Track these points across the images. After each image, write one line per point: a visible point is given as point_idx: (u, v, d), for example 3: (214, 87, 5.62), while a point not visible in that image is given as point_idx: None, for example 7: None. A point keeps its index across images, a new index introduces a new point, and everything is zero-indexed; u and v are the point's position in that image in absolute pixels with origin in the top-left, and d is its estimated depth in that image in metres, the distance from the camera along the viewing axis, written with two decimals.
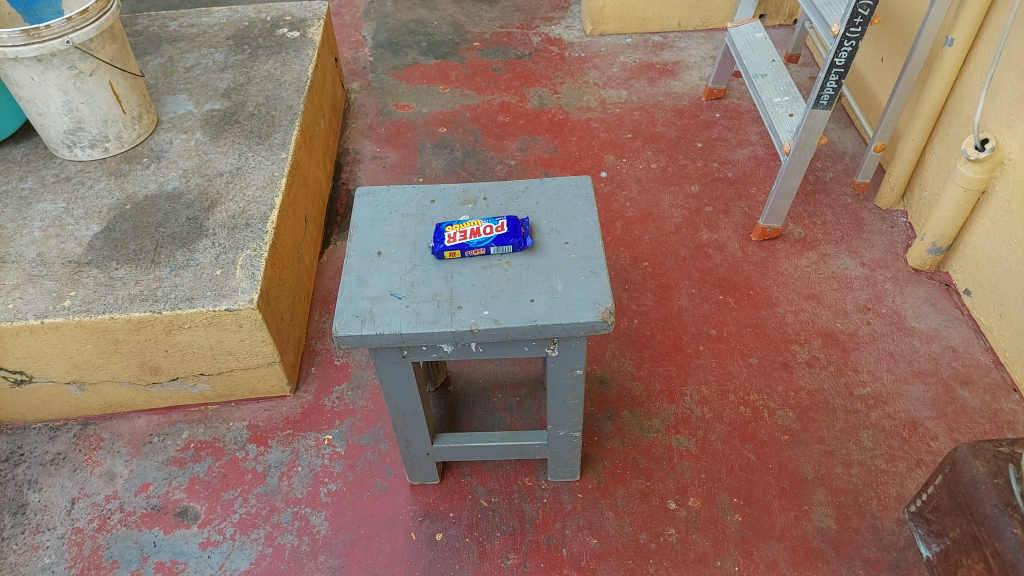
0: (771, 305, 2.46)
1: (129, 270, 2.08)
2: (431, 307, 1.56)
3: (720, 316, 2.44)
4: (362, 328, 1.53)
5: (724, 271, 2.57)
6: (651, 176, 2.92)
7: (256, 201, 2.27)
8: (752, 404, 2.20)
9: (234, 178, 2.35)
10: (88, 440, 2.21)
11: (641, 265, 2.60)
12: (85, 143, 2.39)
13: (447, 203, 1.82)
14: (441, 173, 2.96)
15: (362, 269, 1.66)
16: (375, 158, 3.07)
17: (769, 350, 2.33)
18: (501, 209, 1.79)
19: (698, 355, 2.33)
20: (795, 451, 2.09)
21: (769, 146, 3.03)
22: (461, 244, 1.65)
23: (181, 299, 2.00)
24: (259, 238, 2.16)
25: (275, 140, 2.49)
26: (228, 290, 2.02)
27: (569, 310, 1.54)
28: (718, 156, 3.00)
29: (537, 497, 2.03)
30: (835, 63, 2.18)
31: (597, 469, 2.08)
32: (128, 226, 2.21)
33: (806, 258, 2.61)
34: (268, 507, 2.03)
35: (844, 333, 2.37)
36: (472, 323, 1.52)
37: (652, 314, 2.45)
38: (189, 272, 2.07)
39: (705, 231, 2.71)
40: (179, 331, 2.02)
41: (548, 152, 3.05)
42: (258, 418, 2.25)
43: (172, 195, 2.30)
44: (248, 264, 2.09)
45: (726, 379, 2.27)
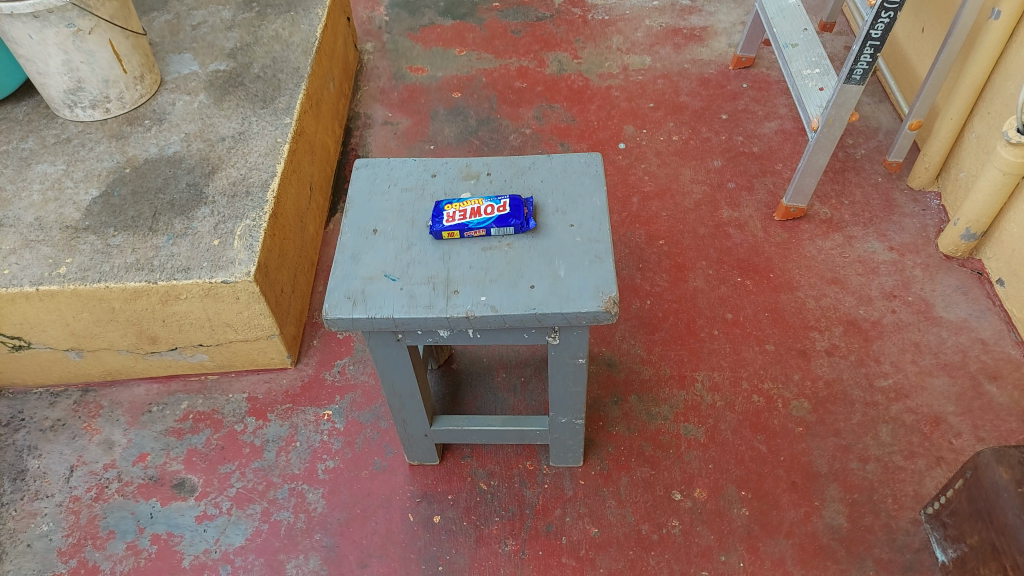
0: (792, 289, 2.35)
1: (127, 237, 2.02)
2: (426, 290, 1.50)
3: (736, 299, 2.33)
4: (354, 311, 1.46)
5: (743, 252, 2.46)
6: (672, 149, 2.80)
7: (257, 167, 2.20)
8: (766, 393, 2.12)
9: (236, 144, 2.27)
10: (88, 408, 2.19)
11: (656, 243, 2.50)
12: (86, 103, 2.32)
13: (449, 178, 1.71)
14: (454, 142, 2.89)
15: (357, 246, 1.58)
16: (386, 124, 2.98)
17: (787, 336, 2.24)
18: (504, 186, 1.68)
19: (711, 340, 2.24)
20: (808, 444, 2.01)
21: (798, 119, 2.88)
22: (460, 224, 1.57)
23: (178, 269, 1.94)
24: (259, 207, 2.09)
25: (279, 104, 2.40)
26: (226, 261, 1.96)
27: (570, 298, 1.46)
28: (744, 129, 2.86)
29: (537, 482, 1.97)
30: (871, 35, 2.04)
31: (601, 455, 2.02)
32: (127, 191, 2.15)
33: (832, 240, 2.48)
34: (265, 482, 2.01)
35: (867, 321, 2.26)
36: (468, 309, 1.45)
37: (666, 295, 2.36)
38: (186, 241, 2.01)
39: (726, 209, 2.59)
40: (176, 302, 1.97)
41: (565, 121, 2.94)
42: (258, 391, 2.21)
43: (172, 159, 2.24)
44: (247, 234, 2.02)
45: (740, 366, 2.18)
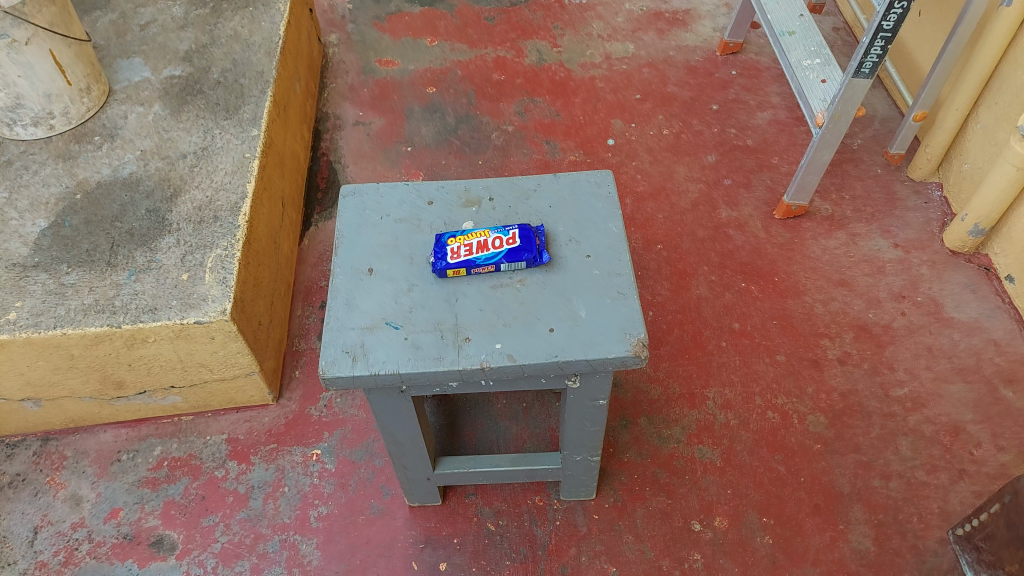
0: (799, 293, 2.25)
1: (82, 274, 1.83)
2: (433, 338, 1.34)
3: (742, 307, 2.22)
4: (354, 368, 1.31)
5: (745, 255, 2.35)
6: (664, 145, 2.67)
7: (225, 188, 2.00)
8: (780, 409, 2.02)
9: (199, 161, 2.07)
10: (50, 459, 2.01)
11: (655, 248, 2.37)
12: (27, 121, 2.08)
13: (446, 204, 1.55)
14: (432, 143, 2.72)
15: (351, 290, 1.42)
16: (358, 124, 2.79)
17: (798, 345, 2.14)
18: (509, 213, 1.52)
19: (720, 353, 2.13)
20: (829, 462, 1.92)
21: (792, 108, 2.76)
22: (466, 260, 1.41)
23: (143, 309, 1.75)
24: (230, 234, 1.90)
25: (244, 114, 2.19)
26: (196, 298, 1.77)
27: (594, 343, 1.32)
28: (736, 121, 2.74)
29: (549, 519, 1.85)
30: (882, 27, 1.91)
31: (613, 486, 1.90)
32: (79, 220, 1.94)
33: (835, 238, 2.38)
34: (252, 535, 1.86)
35: (878, 325, 2.17)
36: (482, 359, 1.31)
37: (669, 306, 2.24)
38: (150, 277, 1.82)
39: (725, 209, 2.47)
40: (143, 345, 1.78)
41: (549, 117, 2.79)
42: (238, 431, 2.05)
43: (128, 181, 2.03)
44: (218, 266, 1.83)
45: (752, 381, 2.07)
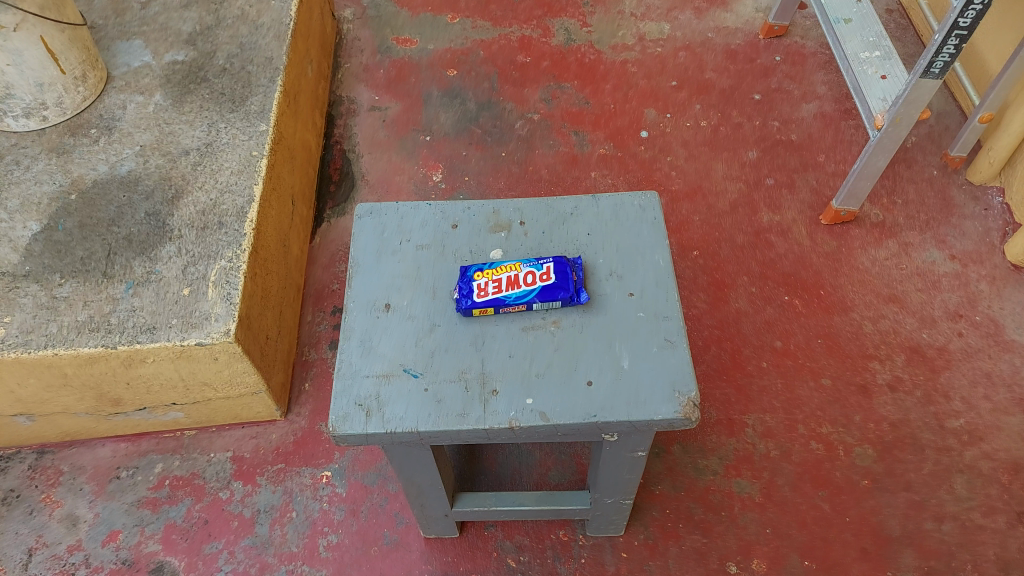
0: (846, 309, 2.09)
1: (76, 286, 1.68)
2: (457, 390, 1.20)
3: (785, 324, 2.07)
4: (367, 424, 1.17)
5: (789, 264, 2.18)
6: (701, 139, 2.48)
7: (230, 190, 1.84)
8: (825, 439, 1.88)
9: (203, 158, 1.91)
10: (46, 475, 1.90)
11: (690, 255, 2.21)
12: (18, 112, 1.93)
13: (473, 228, 1.39)
14: (452, 131, 2.54)
15: (366, 329, 1.27)
16: (373, 109, 2.61)
17: (844, 368, 1.99)
18: (543, 240, 1.36)
19: (761, 374, 1.98)
20: (877, 501, 1.79)
21: (840, 99, 2.56)
22: (494, 299, 1.26)
23: (141, 328, 1.62)
24: (236, 242, 1.75)
25: (251, 106, 2.02)
26: (199, 317, 1.63)
27: (638, 401, 1.18)
28: (779, 113, 2.53)
29: (574, 556, 1.74)
30: (958, 25, 1.70)
31: (644, 522, 1.78)
32: (73, 223, 1.79)
33: (886, 248, 2.20)
34: (258, 564, 1.75)
35: (932, 348, 2.01)
36: (511, 418, 1.17)
37: (705, 320, 2.08)
38: (149, 291, 1.67)
39: (766, 212, 2.29)
40: (141, 365, 1.65)
41: (577, 105, 2.60)
42: (244, 449, 1.93)
43: (126, 180, 1.87)
44: (222, 280, 1.69)
45: (794, 408, 1.93)
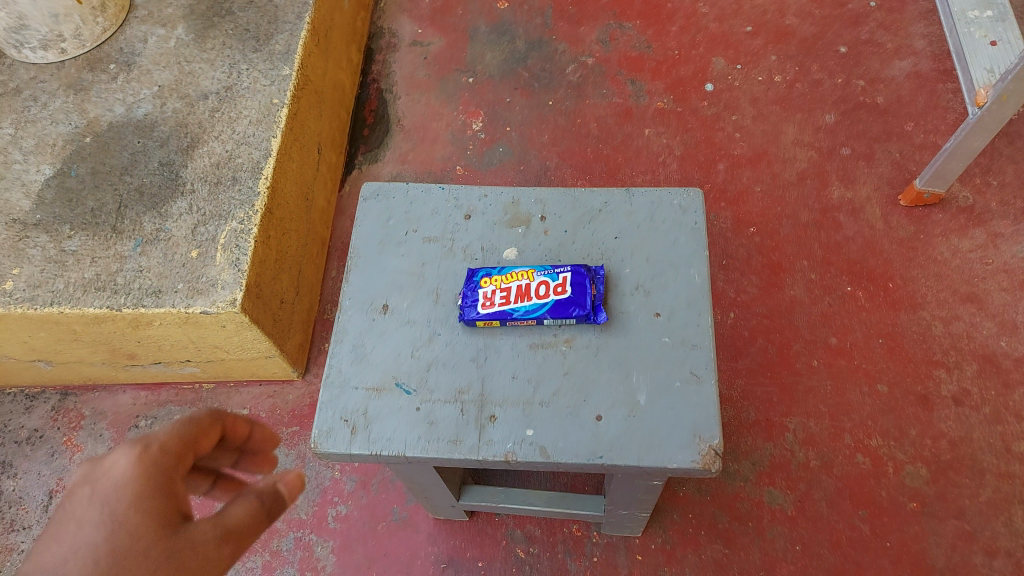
0: (914, 306, 1.88)
1: (85, 240, 1.61)
2: (451, 413, 1.10)
3: (843, 318, 1.88)
4: (351, 443, 1.08)
5: (856, 250, 1.96)
6: (773, 96, 2.22)
7: (247, 141, 1.72)
8: (873, 452, 1.72)
9: (221, 104, 1.78)
10: (68, 417, 1.88)
11: (745, 232, 2.02)
12: (35, 44, 1.85)
13: (489, 221, 1.27)
14: (497, 73, 2.34)
15: (361, 332, 1.18)
16: (415, 44, 2.43)
17: (904, 374, 1.80)
18: (563, 242, 1.23)
19: (809, 374, 1.82)
20: (922, 526, 1.63)
21: (939, 55, 2.22)
22: (500, 312, 1.13)
23: (146, 291, 1.54)
24: (248, 202, 1.64)
25: (276, 45, 1.87)
26: (205, 283, 1.54)
27: (651, 443, 1.05)
28: (866, 69, 2.24)
29: (586, 554, 1.65)
30: None
31: (664, 524, 1.68)
32: (86, 169, 1.71)
33: (971, 238, 1.95)
34: (267, 528, 1.72)
35: (1009, 358, 1.79)
36: (508, 450, 1.06)
37: (755, 308, 1.92)
38: (157, 250, 1.59)
39: (838, 187, 2.06)
40: (148, 327, 1.59)
41: (637, 48, 2.35)
42: (260, 408, 1.88)
43: (142, 124, 1.76)
44: (232, 243, 1.59)
45: (843, 414, 1.76)
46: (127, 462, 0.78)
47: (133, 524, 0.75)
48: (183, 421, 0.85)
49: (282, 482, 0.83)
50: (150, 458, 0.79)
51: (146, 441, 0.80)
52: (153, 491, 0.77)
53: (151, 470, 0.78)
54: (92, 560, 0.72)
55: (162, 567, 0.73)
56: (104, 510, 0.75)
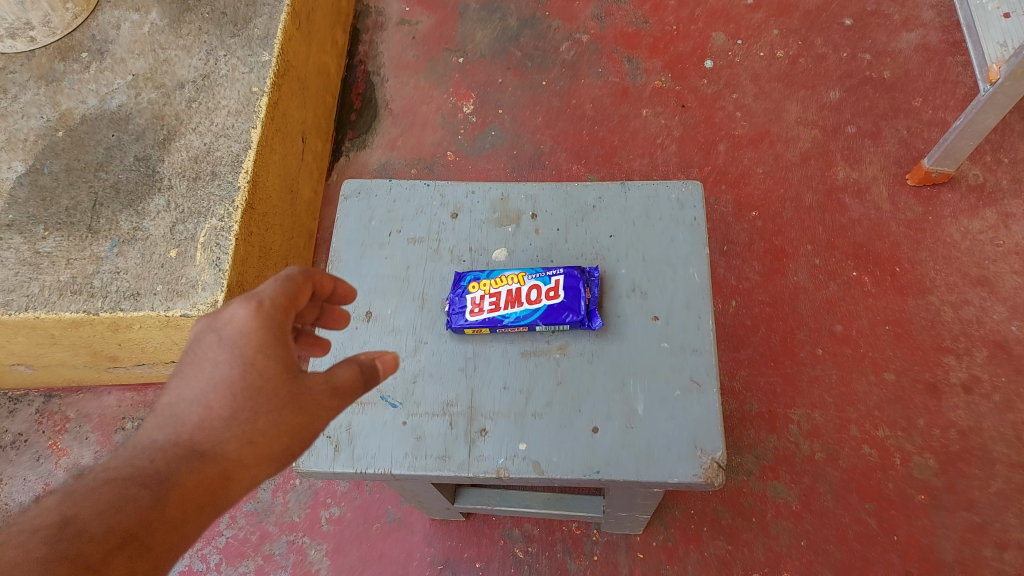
0: (923, 291, 1.81)
1: (59, 241, 1.54)
2: (439, 427, 1.05)
3: (849, 305, 1.82)
4: (335, 462, 1.04)
5: (862, 233, 1.89)
6: (775, 72, 2.13)
7: (226, 133, 1.65)
8: (880, 444, 1.67)
9: (199, 94, 1.71)
10: (52, 420, 1.84)
11: (747, 216, 1.95)
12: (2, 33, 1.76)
13: (477, 221, 1.22)
14: (488, 53, 2.25)
15: (343, 343, 1.13)
16: (403, 24, 2.34)
17: (912, 362, 1.74)
18: (555, 241, 1.18)
19: (814, 363, 1.76)
20: (931, 520, 1.58)
21: (949, 27, 2.13)
22: (490, 319, 1.08)
23: (125, 294, 1.49)
24: (228, 198, 1.57)
25: (254, 30, 1.79)
26: (185, 284, 1.49)
27: (650, 457, 1.00)
28: (872, 42, 2.15)
29: (586, 553, 1.61)
30: None
31: (665, 521, 1.64)
32: (59, 165, 1.63)
33: (982, 219, 1.88)
34: (259, 532, 1.69)
35: (1021, 344, 1.73)
36: (499, 466, 1.01)
37: (757, 295, 1.86)
38: (134, 250, 1.53)
39: (843, 167, 1.98)
40: (129, 330, 1.53)
41: (634, 24, 2.26)
42: None
43: (116, 117, 1.69)
44: (212, 242, 1.53)
45: (849, 405, 1.71)
46: (245, 317, 0.81)
47: (258, 371, 0.80)
48: (282, 275, 0.87)
49: (380, 359, 0.86)
50: (264, 313, 0.82)
51: (256, 297, 0.83)
52: (270, 343, 0.82)
53: (265, 325, 0.82)
54: (230, 392, 0.79)
55: (289, 403, 0.80)
56: (235, 353, 0.80)
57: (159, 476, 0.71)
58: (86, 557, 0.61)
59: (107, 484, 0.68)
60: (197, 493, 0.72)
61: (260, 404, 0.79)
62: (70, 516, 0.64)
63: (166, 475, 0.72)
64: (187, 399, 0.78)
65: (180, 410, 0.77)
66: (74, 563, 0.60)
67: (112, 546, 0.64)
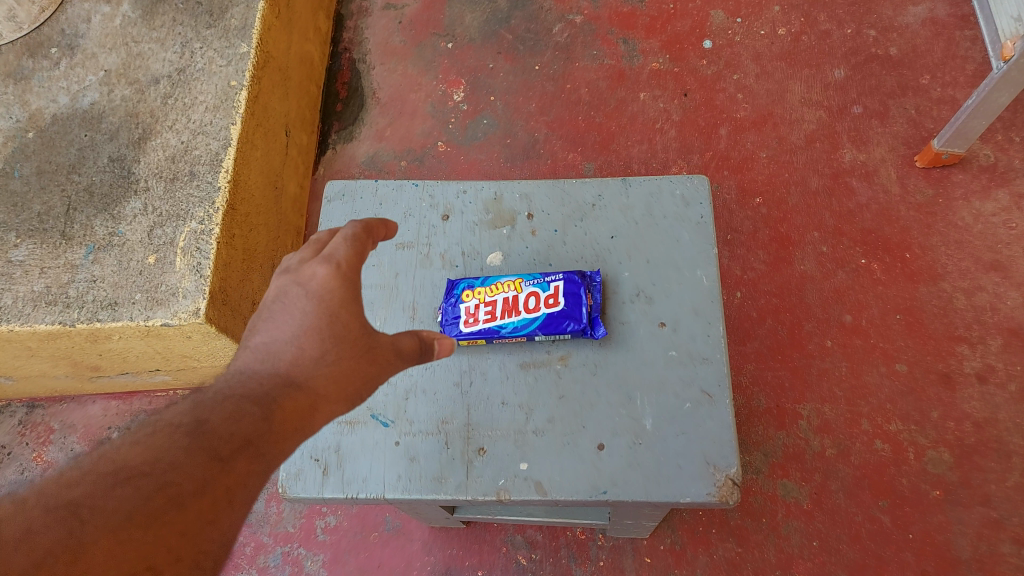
0: (934, 278, 1.75)
1: (32, 249, 1.47)
2: (434, 447, 1.00)
3: (858, 294, 1.75)
4: (325, 486, 0.99)
5: (871, 218, 1.82)
6: (777, 51, 2.05)
7: (204, 131, 1.57)
8: (892, 438, 1.61)
9: (175, 89, 1.62)
10: (36, 432, 1.78)
11: (751, 203, 1.88)
12: None
13: (470, 223, 1.16)
14: (478, 37, 2.16)
15: None
16: (390, 9, 2.25)
17: (924, 352, 1.67)
18: (553, 244, 1.13)
19: (822, 355, 1.70)
20: (947, 516, 1.52)
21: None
22: (486, 330, 1.03)
23: (102, 304, 1.42)
24: (208, 199, 1.50)
25: (231, 20, 1.70)
26: (164, 292, 1.42)
27: (658, 475, 0.95)
28: (878, 17, 2.06)
29: (591, 558, 1.56)
30: None
31: (672, 523, 1.58)
32: (30, 169, 1.55)
33: (995, 199, 1.80)
34: (253, 544, 1.65)
35: None
36: (499, 487, 0.96)
37: (763, 286, 1.79)
38: (110, 257, 1.46)
39: (849, 149, 1.91)
40: (109, 340, 1.47)
41: (630, 3, 2.17)
42: None
43: (89, 116, 1.60)
44: (192, 246, 1.45)
45: (859, 399, 1.65)
46: (327, 275, 0.84)
47: (340, 325, 0.82)
48: (352, 230, 0.88)
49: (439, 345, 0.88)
50: (342, 274, 0.85)
51: (334, 258, 0.85)
52: (348, 301, 0.84)
53: (346, 279, 0.84)
54: (319, 335, 0.80)
55: (366, 358, 0.83)
56: (322, 305, 0.82)
57: (267, 398, 0.72)
58: (219, 450, 0.63)
59: (226, 397, 0.70)
60: (297, 416, 0.73)
61: (346, 349, 0.81)
62: (203, 419, 0.66)
63: (272, 399, 0.72)
64: (281, 340, 0.79)
65: (273, 350, 0.79)
66: (209, 455, 0.61)
67: (236, 446, 0.64)
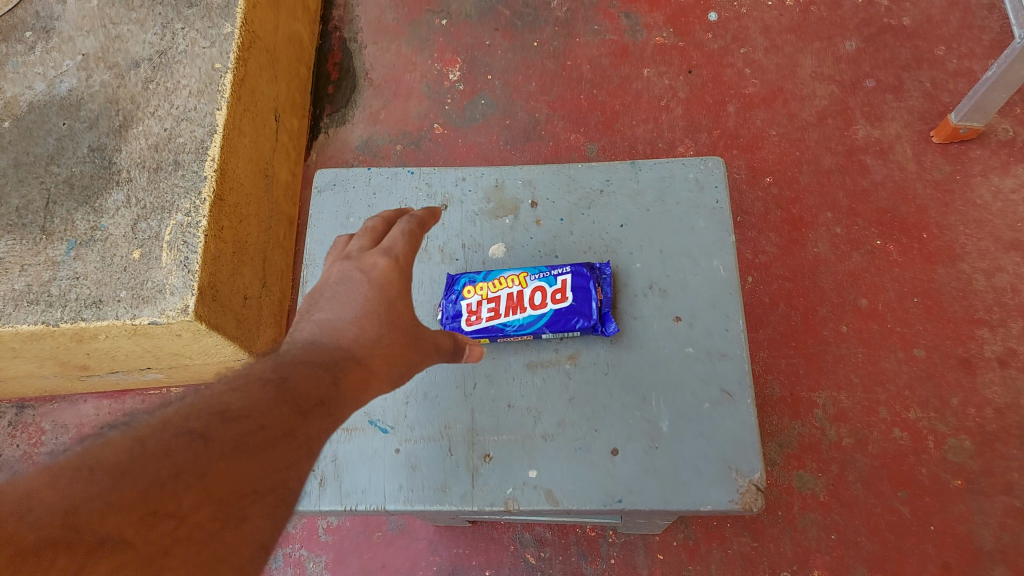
0: (953, 258, 1.68)
1: (10, 245, 1.39)
2: (437, 454, 0.94)
3: (874, 276, 1.69)
4: (321, 498, 0.93)
5: (886, 196, 1.75)
6: (787, 23, 1.97)
7: (188, 117, 1.49)
8: (911, 426, 1.55)
9: (156, 73, 1.54)
10: (26, 433, 1.72)
11: (761, 182, 1.81)
12: None
13: (471, 213, 1.10)
14: (474, 13, 2.07)
15: None
16: None
17: (943, 336, 1.61)
18: (559, 234, 1.06)
19: (837, 341, 1.64)
20: (968, 506, 1.47)
21: None
22: (490, 329, 0.97)
23: (86, 302, 1.35)
24: (194, 189, 1.42)
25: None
26: (150, 289, 1.35)
27: (677, 481, 0.89)
28: None
29: (602, 556, 1.51)
30: None
31: (686, 518, 1.53)
32: (6, 160, 1.47)
33: (1015, 176, 1.73)
34: None
35: None
36: (507, 497, 0.90)
37: (775, 269, 1.73)
38: (93, 252, 1.38)
39: (863, 125, 1.83)
40: (94, 340, 1.40)
41: None
42: None
43: (67, 102, 1.52)
44: (178, 240, 1.38)
45: (876, 385, 1.59)
46: (388, 266, 0.82)
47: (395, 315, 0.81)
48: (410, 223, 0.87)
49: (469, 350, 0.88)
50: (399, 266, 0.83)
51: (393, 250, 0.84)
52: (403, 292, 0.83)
53: (407, 273, 0.83)
54: (377, 320, 0.79)
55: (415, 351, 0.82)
56: (383, 293, 0.80)
57: (335, 365, 0.73)
58: (300, 404, 0.66)
59: (299, 361, 0.71)
60: (358, 389, 0.74)
61: (400, 337, 0.80)
62: (284, 376, 0.68)
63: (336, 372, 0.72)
64: (344, 321, 0.78)
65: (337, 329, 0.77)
66: (293, 407, 0.65)
67: (314, 402, 0.67)
